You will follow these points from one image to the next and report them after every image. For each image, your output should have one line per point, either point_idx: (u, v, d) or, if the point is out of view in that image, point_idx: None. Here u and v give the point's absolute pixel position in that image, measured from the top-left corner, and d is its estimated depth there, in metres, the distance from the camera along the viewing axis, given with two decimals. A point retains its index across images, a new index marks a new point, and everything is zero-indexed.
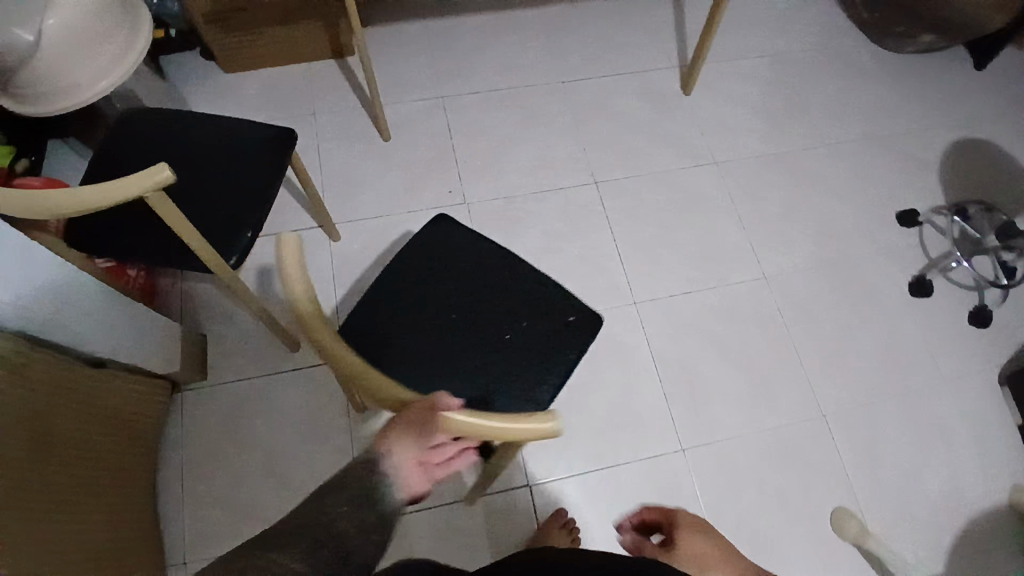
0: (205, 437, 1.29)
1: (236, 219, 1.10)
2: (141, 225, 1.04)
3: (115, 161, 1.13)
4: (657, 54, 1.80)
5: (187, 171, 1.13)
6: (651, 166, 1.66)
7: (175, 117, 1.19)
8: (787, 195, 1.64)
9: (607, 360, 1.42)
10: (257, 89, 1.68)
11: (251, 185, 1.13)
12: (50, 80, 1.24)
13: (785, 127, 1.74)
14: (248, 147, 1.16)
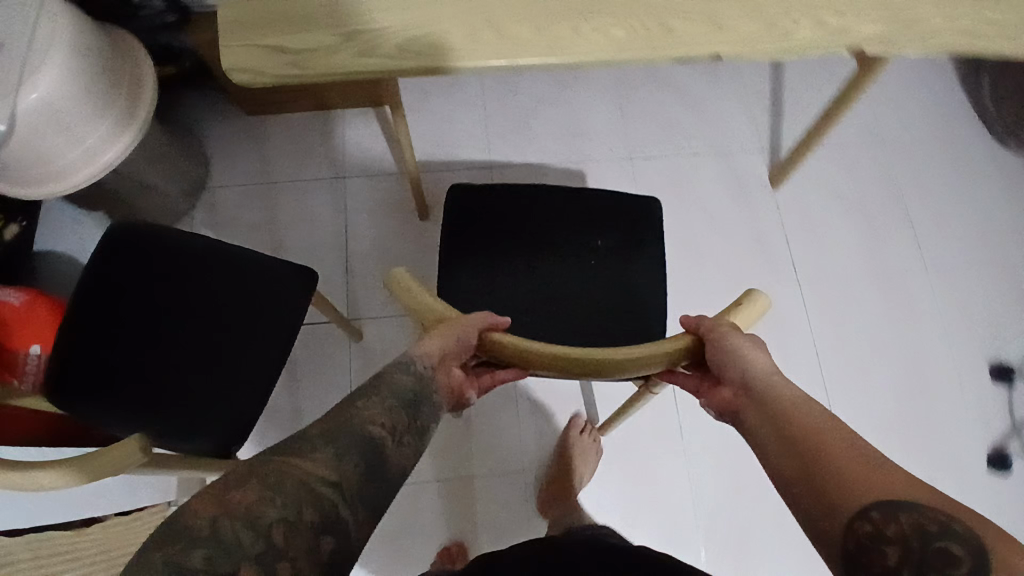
0: None
1: (237, 389, 0.96)
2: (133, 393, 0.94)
3: (112, 292, 0.98)
4: (748, 130, 1.53)
5: (194, 316, 0.98)
6: (722, 275, 1.44)
7: (177, 241, 1.01)
8: (874, 327, 1.43)
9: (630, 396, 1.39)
10: (284, 138, 1.47)
11: (265, 343, 0.98)
12: (29, 165, 1.11)
13: (883, 236, 1.49)
14: (265, 293, 0.99)
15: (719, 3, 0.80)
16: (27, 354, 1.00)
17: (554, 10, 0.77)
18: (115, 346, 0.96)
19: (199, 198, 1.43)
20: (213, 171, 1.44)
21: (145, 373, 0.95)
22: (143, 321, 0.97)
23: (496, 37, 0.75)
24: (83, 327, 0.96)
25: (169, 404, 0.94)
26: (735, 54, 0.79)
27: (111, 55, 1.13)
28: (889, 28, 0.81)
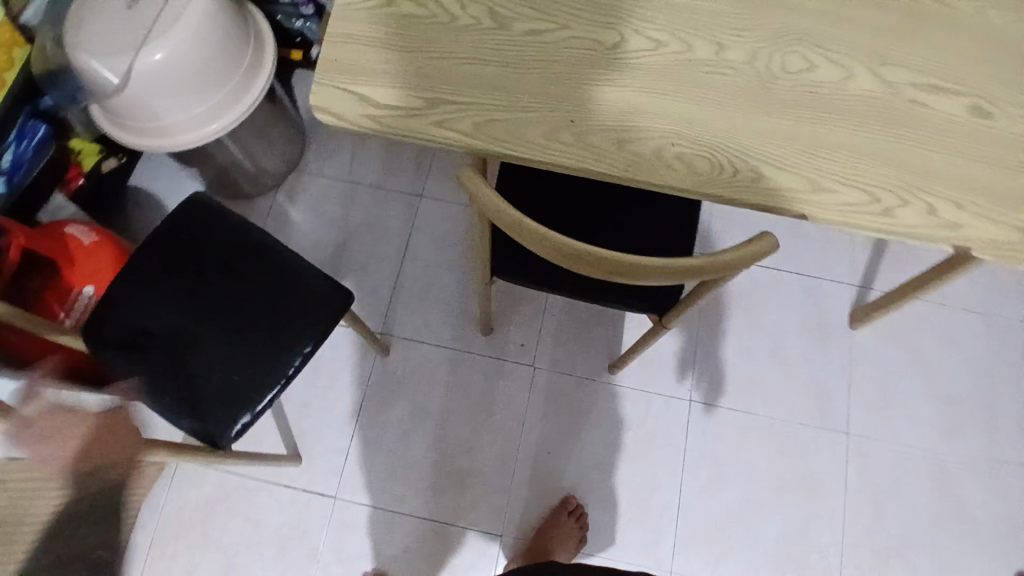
0: (179, 520, 1.26)
1: (245, 386, 0.98)
2: (156, 360, 0.99)
3: (165, 260, 1.03)
4: (841, 262, 1.42)
5: (233, 303, 1.02)
6: (769, 410, 1.33)
7: (236, 229, 1.05)
8: (922, 522, 1.26)
9: (655, 426, 1.32)
10: (374, 144, 1.51)
11: (288, 348, 1.00)
12: (135, 114, 1.14)
13: (963, 421, 1.33)
14: (301, 304, 1.02)
15: (817, 162, 0.74)
16: (81, 292, 1.06)
17: (642, 128, 0.74)
18: (157, 312, 1.01)
19: (286, 177, 1.50)
20: (305, 157, 1.50)
21: (176, 343, 1.00)
22: (186, 297, 1.02)
23: (575, 141, 0.73)
24: (134, 287, 1.02)
25: (186, 381, 0.98)
26: (819, 218, 0.73)
27: (238, 46, 1.17)
28: (1008, 236, 0.72)
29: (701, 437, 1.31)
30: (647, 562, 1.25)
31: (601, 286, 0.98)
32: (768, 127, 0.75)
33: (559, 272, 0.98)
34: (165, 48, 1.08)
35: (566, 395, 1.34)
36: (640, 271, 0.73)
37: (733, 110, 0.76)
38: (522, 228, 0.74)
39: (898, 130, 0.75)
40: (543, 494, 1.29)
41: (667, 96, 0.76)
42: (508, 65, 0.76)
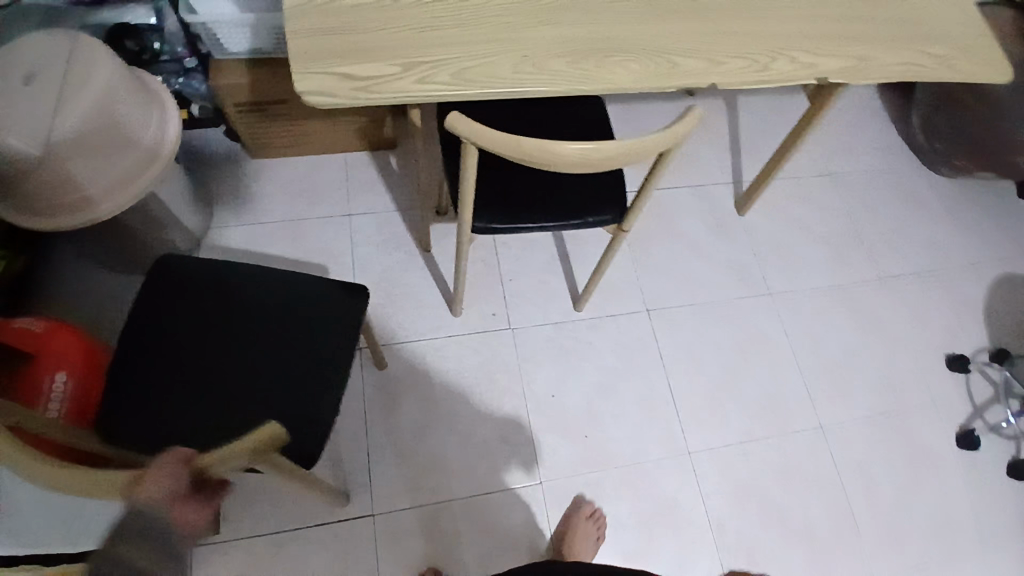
0: None
1: (307, 401, 0.97)
2: (201, 417, 0.94)
3: (169, 321, 1.00)
4: (714, 168, 1.72)
5: (249, 334, 1.00)
6: (709, 295, 1.56)
7: (227, 269, 1.05)
8: (845, 338, 1.57)
9: (631, 339, 1.48)
10: (288, 181, 1.53)
11: (322, 351, 1.00)
12: (55, 192, 1.11)
13: (842, 254, 1.67)
14: (325, 309, 1.04)
15: (709, 45, 0.96)
16: (53, 380, 0.99)
17: (582, 48, 0.90)
18: (171, 372, 0.97)
19: (207, 237, 1.46)
20: (220, 212, 1.48)
21: (205, 393, 0.96)
22: (198, 347, 0.99)
23: (536, 70, 0.87)
24: (138, 358, 0.97)
25: (232, 422, 0.94)
26: (727, 84, 0.94)
27: (145, 106, 1.18)
28: (848, 63, 0.99)
29: (669, 334, 1.50)
30: (670, 453, 1.39)
31: (572, 205, 1.14)
32: (667, 29, 0.96)
33: (534, 208, 1.13)
34: (77, 116, 1.07)
35: (549, 342, 1.46)
36: (635, 151, 0.87)
37: (639, 22, 0.95)
38: (529, 151, 0.84)
39: (750, 12, 1.00)
40: (564, 432, 1.38)
41: (588, 22, 0.93)
42: (455, 25, 0.88)
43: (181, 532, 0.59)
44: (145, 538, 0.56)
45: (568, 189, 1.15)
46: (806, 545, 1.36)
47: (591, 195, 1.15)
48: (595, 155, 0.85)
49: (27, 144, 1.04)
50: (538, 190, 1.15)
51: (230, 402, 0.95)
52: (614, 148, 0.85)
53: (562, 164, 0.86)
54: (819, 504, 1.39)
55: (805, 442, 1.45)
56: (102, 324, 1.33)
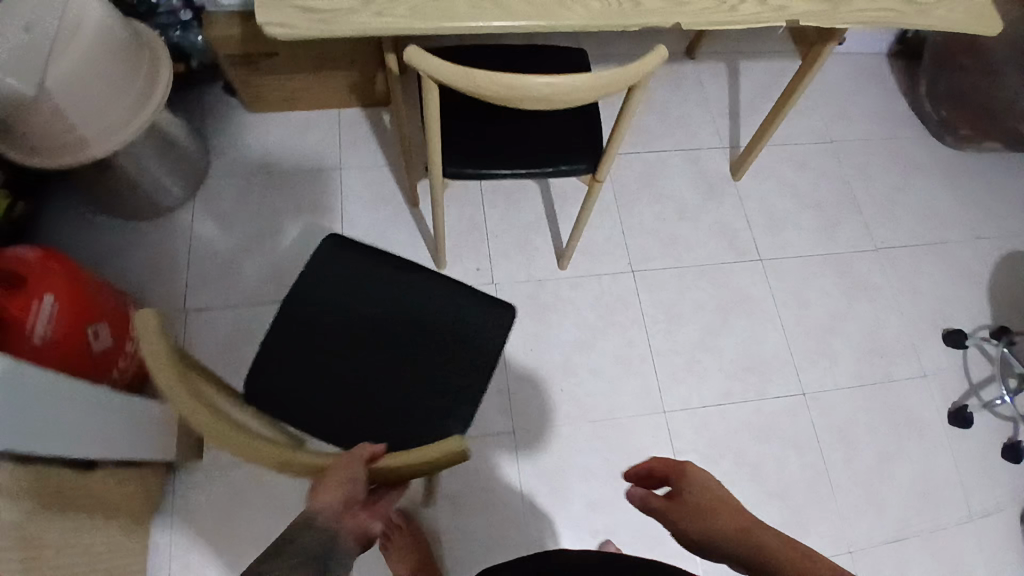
0: (199, 527, 1.24)
1: (437, 413, 0.99)
2: (340, 408, 0.99)
3: (324, 310, 1.03)
4: (707, 133, 1.71)
5: (397, 336, 1.03)
6: (695, 257, 1.56)
7: (383, 265, 1.07)
8: (833, 305, 1.55)
9: (613, 296, 1.49)
10: (283, 135, 1.57)
11: (470, 355, 1.02)
12: (48, 132, 1.16)
13: (835, 222, 1.65)
14: (469, 326, 1.04)
15: None
16: (40, 303, 1.04)
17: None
18: (326, 367, 1.01)
19: (202, 186, 1.52)
20: (215, 164, 1.53)
21: (360, 391, 1.00)
22: (350, 343, 1.02)
23: (494, 6, 0.88)
24: (294, 351, 1.01)
25: (391, 421, 0.99)
26: (693, 24, 0.94)
27: (138, 53, 1.23)
28: (818, 7, 0.97)
29: (650, 294, 1.50)
30: (644, 410, 1.40)
31: (543, 153, 1.14)
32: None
33: (505, 154, 1.13)
34: (71, 59, 1.12)
35: (530, 298, 1.47)
36: (597, 87, 0.87)
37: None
38: (485, 86, 0.85)
39: None
40: (540, 385, 1.40)
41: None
42: None
43: (345, 539, 0.69)
44: (312, 539, 0.66)
45: (540, 137, 1.15)
46: (779, 507, 1.34)
47: (564, 144, 1.15)
48: (554, 91, 0.85)
49: (22, 83, 1.10)
50: (509, 137, 1.15)
51: (370, 400, 0.99)
52: (572, 83, 0.85)
53: (519, 99, 0.86)
54: (796, 469, 1.38)
55: (785, 405, 1.44)
56: (98, 265, 1.41)
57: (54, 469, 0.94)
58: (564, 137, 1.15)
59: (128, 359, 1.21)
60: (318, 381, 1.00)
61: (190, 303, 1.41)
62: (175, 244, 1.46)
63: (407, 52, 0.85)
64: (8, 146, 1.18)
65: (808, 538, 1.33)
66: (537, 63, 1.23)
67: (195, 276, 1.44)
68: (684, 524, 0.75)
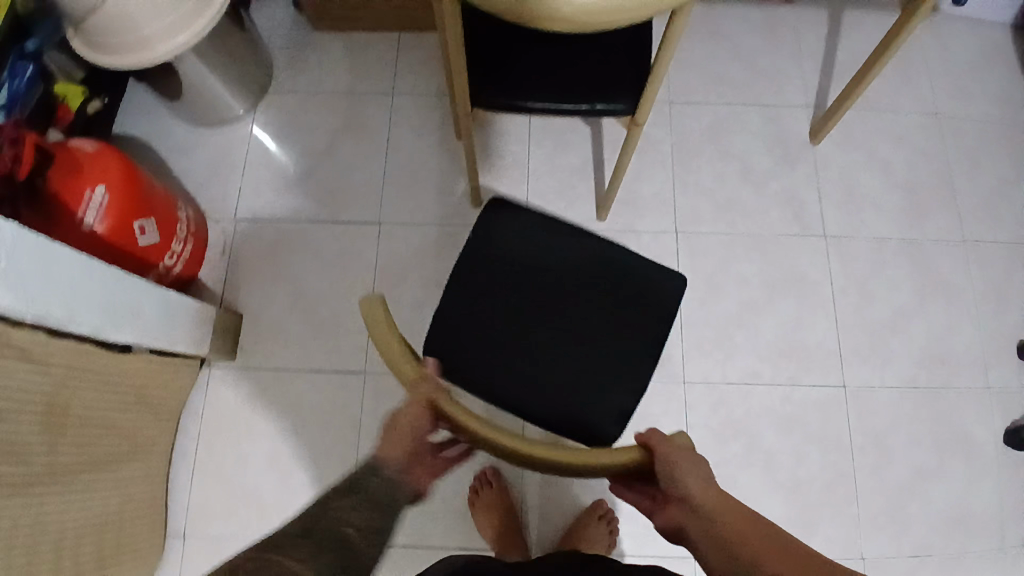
0: (221, 420, 1.32)
1: (605, 383, 1.00)
2: (508, 368, 1.00)
3: (495, 272, 1.03)
4: (793, 90, 1.52)
5: (568, 303, 1.03)
6: (751, 226, 1.43)
7: (554, 228, 1.05)
8: (898, 296, 1.40)
9: (651, 256, 1.41)
10: (343, 54, 1.57)
11: (642, 334, 1.02)
12: (116, 31, 1.22)
13: (922, 206, 1.46)
14: (638, 296, 1.03)
15: None
16: (93, 191, 1.13)
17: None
18: (495, 335, 1.01)
19: (262, 98, 1.54)
20: (276, 78, 1.55)
21: (534, 355, 1.01)
22: (522, 313, 1.02)
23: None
24: (465, 309, 1.01)
25: (564, 388, 1.00)
26: None
27: None
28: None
29: (693, 260, 1.41)
30: (663, 376, 1.34)
31: (585, 92, 1.06)
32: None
33: (543, 90, 1.07)
34: None
35: None
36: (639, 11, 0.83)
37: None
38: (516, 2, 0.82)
39: None
40: None
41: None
42: None
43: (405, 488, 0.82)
44: (375, 486, 0.80)
45: (578, 73, 1.07)
46: (790, 501, 1.28)
47: (609, 84, 1.06)
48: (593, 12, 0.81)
49: None
50: (551, 71, 1.08)
51: (541, 366, 1.00)
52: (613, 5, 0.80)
53: (557, 19, 0.83)
54: (818, 466, 1.30)
55: (820, 395, 1.34)
56: (158, 166, 1.48)
57: (86, 345, 1.01)
58: (612, 77, 1.07)
59: (173, 256, 1.27)
60: (486, 342, 1.00)
61: (236, 206, 1.44)
62: (229, 151, 1.50)
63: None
64: (84, 42, 1.26)
65: (814, 533, 1.27)
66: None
67: (304, 177, 1.46)
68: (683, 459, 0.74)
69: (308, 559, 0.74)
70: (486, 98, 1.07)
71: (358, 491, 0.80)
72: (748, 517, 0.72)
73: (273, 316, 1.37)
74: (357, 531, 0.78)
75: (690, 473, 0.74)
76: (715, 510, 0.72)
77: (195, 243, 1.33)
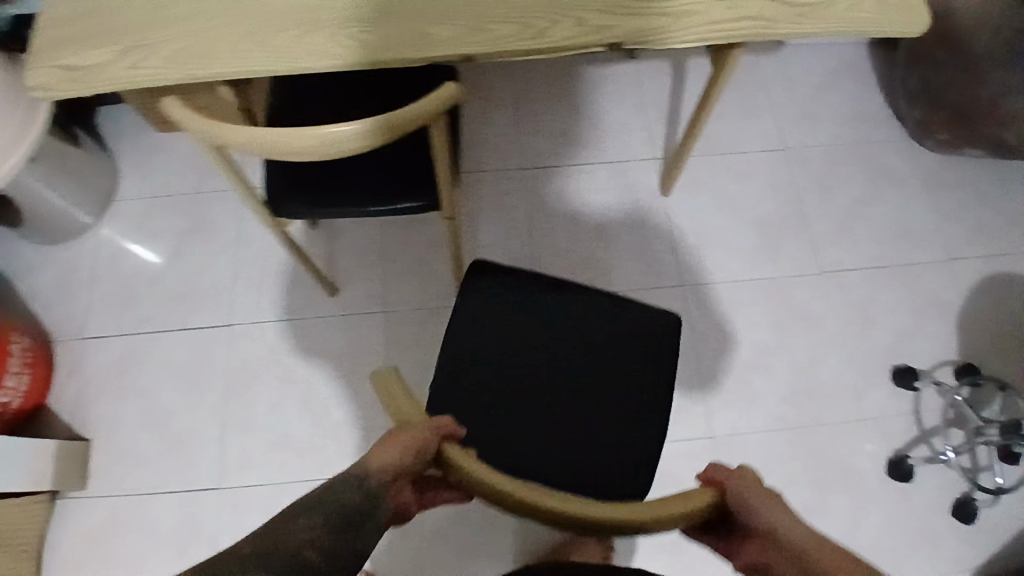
0: (84, 550, 1.31)
1: (618, 438, 0.98)
2: (520, 439, 0.98)
3: (492, 341, 1.02)
4: (639, 140, 1.55)
5: (568, 360, 1.01)
6: (609, 282, 1.43)
7: (539, 288, 1.05)
8: (761, 335, 1.41)
9: None
10: (193, 154, 1.58)
11: (647, 379, 1.00)
12: None
13: (776, 240, 1.48)
14: (635, 340, 1.02)
15: (480, 10, 0.87)
16: None
17: (311, 21, 0.86)
18: (499, 408, 0.99)
19: (113, 208, 1.55)
20: (122, 185, 1.57)
21: (547, 421, 0.99)
22: (526, 379, 1.01)
23: (256, 46, 0.84)
24: (468, 387, 1.00)
25: (578, 450, 0.98)
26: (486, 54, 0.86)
27: (9, 89, 1.25)
28: (655, 21, 0.87)
29: None
30: None
31: (384, 192, 1.07)
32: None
33: (342, 194, 1.07)
34: None
35: (421, 328, 1.43)
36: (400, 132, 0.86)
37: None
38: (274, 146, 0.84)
39: None
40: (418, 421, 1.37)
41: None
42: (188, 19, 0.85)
43: (383, 508, 0.70)
44: (351, 496, 0.68)
45: (375, 172, 1.08)
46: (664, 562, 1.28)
47: (408, 181, 1.07)
48: (354, 142, 0.85)
49: None
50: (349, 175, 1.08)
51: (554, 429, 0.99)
52: (372, 137, 0.85)
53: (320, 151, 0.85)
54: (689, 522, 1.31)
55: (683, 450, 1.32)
56: (9, 293, 1.48)
57: None
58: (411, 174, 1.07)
59: (11, 392, 1.26)
60: (496, 417, 0.99)
61: (90, 327, 1.46)
62: (81, 266, 1.50)
63: (172, 100, 0.88)
64: None
65: None
66: (393, 87, 1.12)
67: (189, 287, 1.49)
68: (751, 489, 0.71)
69: None
70: (288, 208, 1.07)
71: (325, 504, 0.66)
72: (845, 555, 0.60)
73: (128, 438, 1.38)
74: (320, 558, 0.61)
75: (771, 508, 0.68)
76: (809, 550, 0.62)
77: (38, 372, 1.33)
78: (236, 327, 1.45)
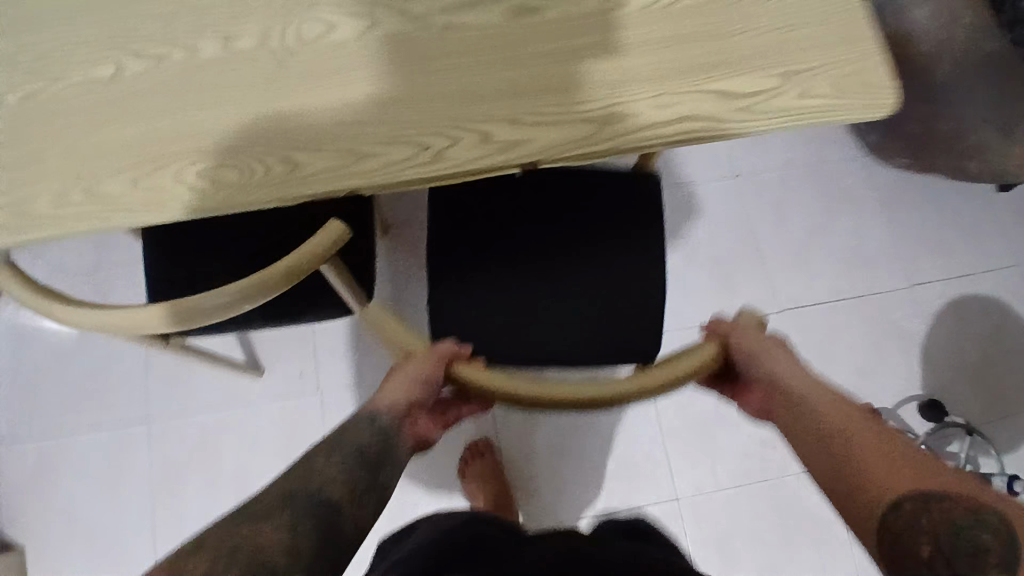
0: None
1: (623, 306, 1.07)
2: (533, 324, 1.06)
3: (481, 251, 1.08)
4: None
5: (559, 248, 1.09)
6: None
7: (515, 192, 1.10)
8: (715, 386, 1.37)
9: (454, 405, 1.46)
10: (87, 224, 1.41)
11: (634, 243, 1.08)
12: None
13: (729, 281, 1.42)
14: (611, 207, 1.10)
15: (364, 131, 0.73)
16: None
17: (148, 158, 0.72)
18: (504, 305, 1.07)
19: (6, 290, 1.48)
20: None
21: (553, 302, 1.07)
22: (522, 276, 1.08)
23: (86, 200, 0.71)
24: (471, 297, 1.06)
25: (588, 323, 1.06)
26: (373, 187, 0.73)
27: None
28: (571, 133, 0.74)
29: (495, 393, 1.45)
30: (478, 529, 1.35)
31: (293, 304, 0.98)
32: (317, 102, 0.75)
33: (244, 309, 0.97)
34: None
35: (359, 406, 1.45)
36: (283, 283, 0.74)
37: (253, 98, 0.74)
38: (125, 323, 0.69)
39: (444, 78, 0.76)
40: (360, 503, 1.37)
41: (175, 110, 0.73)
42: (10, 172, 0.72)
43: (403, 437, 0.80)
44: (371, 431, 0.78)
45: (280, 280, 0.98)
46: None
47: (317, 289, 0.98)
48: (231, 304, 0.72)
49: None
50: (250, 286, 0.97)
51: (563, 308, 1.07)
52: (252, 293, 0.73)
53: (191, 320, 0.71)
54: None
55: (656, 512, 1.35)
56: None
57: None
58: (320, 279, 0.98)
59: None
60: (504, 305, 1.06)
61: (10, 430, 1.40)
62: None
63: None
64: None
65: None
66: None
67: (100, 377, 1.44)
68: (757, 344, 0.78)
69: (282, 529, 0.66)
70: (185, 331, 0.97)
71: (351, 440, 0.76)
72: (840, 401, 0.70)
73: (63, 549, 1.36)
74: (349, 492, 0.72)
75: (775, 363, 0.76)
76: (811, 402, 0.71)
77: None
78: (157, 419, 1.42)
